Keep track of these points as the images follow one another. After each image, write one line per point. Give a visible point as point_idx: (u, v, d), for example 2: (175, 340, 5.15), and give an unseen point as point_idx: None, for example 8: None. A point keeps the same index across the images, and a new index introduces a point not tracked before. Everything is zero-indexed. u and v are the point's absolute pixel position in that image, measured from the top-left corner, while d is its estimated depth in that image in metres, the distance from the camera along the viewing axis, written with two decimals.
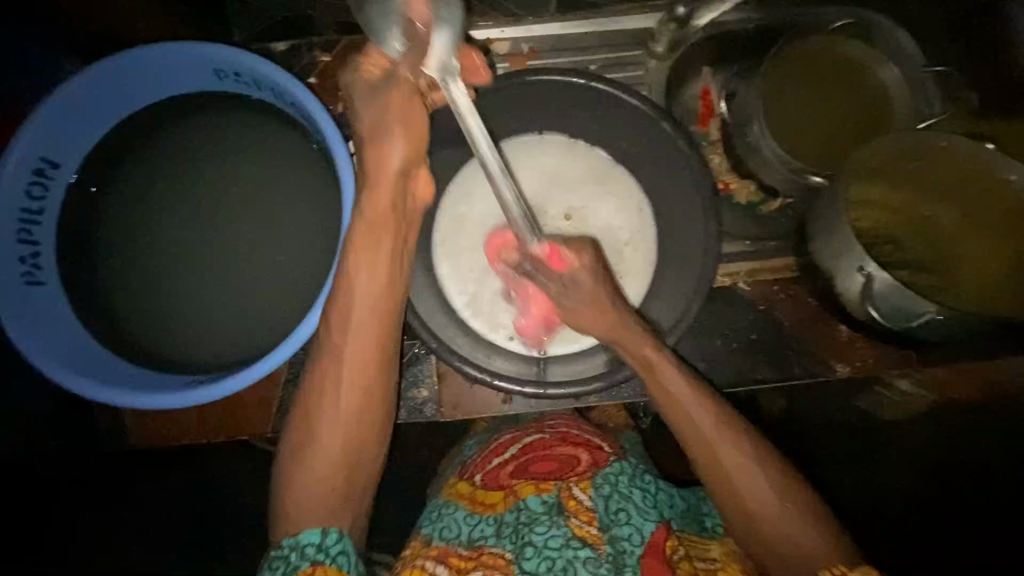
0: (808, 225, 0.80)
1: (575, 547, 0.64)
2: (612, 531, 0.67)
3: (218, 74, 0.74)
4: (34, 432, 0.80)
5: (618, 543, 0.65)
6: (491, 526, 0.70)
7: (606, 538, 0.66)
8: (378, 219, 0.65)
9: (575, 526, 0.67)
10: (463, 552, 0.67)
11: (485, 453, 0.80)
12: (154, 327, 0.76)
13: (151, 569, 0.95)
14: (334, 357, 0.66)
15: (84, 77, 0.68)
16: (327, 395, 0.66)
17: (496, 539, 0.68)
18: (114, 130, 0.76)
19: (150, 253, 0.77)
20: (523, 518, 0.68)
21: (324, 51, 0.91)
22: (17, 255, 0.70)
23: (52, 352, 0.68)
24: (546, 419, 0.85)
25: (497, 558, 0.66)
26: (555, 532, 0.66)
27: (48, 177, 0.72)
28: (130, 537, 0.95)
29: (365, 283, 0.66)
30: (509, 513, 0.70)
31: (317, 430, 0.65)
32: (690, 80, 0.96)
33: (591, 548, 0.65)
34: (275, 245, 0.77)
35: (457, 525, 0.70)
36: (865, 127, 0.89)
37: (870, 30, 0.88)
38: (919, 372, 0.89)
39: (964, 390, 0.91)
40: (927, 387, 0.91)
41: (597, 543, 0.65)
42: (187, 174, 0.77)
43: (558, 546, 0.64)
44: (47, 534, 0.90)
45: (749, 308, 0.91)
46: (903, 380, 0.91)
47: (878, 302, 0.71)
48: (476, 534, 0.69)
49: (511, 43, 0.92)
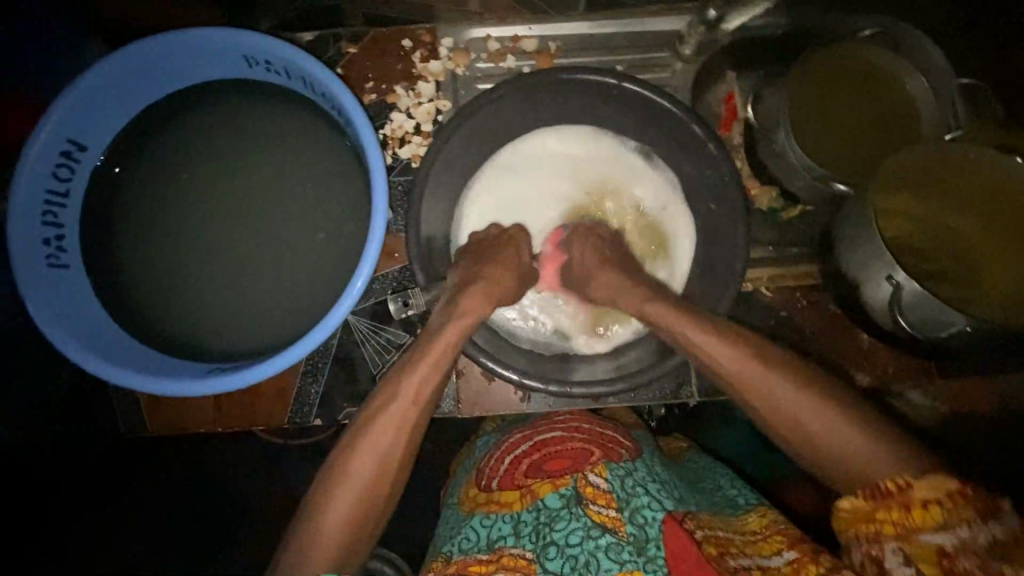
0: (835, 232, 0.79)
1: (596, 537, 0.64)
2: (632, 503, 0.67)
3: (249, 62, 0.74)
4: (34, 432, 0.80)
5: (639, 513, 0.66)
6: (509, 525, 0.69)
7: (626, 515, 0.66)
8: (483, 294, 0.73)
9: (594, 512, 0.66)
10: (482, 557, 0.66)
11: (495, 453, 0.78)
12: (177, 314, 0.76)
13: (150, 570, 0.93)
14: (400, 393, 0.67)
15: (116, 58, 0.68)
16: (379, 432, 0.65)
17: (515, 539, 0.67)
18: (140, 113, 0.76)
19: (174, 240, 0.77)
20: (543, 518, 0.68)
21: (351, 43, 0.90)
22: (42, 237, 0.69)
23: (75, 335, 0.67)
24: (556, 416, 0.84)
25: (517, 559, 0.65)
26: (575, 526, 0.66)
27: (74, 160, 0.72)
28: (130, 537, 0.93)
29: (433, 355, 0.69)
30: (528, 512, 0.69)
31: (355, 463, 0.63)
32: (715, 83, 0.96)
33: (612, 534, 0.64)
34: (301, 236, 0.77)
35: (475, 533, 0.69)
36: (892, 137, 0.88)
37: (897, 40, 0.87)
38: (929, 384, 0.91)
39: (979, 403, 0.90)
40: (941, 399, 0.90)
41: (617, 526, 0.65)
42: (212, 160, 0.77)
43: (579, 539, 0.64)
44: (47, 534, 0.87)
45: (769, 313, 0.91)
46: (915, 393, 0.90)
47: (906, 311, 0.71)
48: (494, 535, 0.69)
49: (538, 40, 0.92)
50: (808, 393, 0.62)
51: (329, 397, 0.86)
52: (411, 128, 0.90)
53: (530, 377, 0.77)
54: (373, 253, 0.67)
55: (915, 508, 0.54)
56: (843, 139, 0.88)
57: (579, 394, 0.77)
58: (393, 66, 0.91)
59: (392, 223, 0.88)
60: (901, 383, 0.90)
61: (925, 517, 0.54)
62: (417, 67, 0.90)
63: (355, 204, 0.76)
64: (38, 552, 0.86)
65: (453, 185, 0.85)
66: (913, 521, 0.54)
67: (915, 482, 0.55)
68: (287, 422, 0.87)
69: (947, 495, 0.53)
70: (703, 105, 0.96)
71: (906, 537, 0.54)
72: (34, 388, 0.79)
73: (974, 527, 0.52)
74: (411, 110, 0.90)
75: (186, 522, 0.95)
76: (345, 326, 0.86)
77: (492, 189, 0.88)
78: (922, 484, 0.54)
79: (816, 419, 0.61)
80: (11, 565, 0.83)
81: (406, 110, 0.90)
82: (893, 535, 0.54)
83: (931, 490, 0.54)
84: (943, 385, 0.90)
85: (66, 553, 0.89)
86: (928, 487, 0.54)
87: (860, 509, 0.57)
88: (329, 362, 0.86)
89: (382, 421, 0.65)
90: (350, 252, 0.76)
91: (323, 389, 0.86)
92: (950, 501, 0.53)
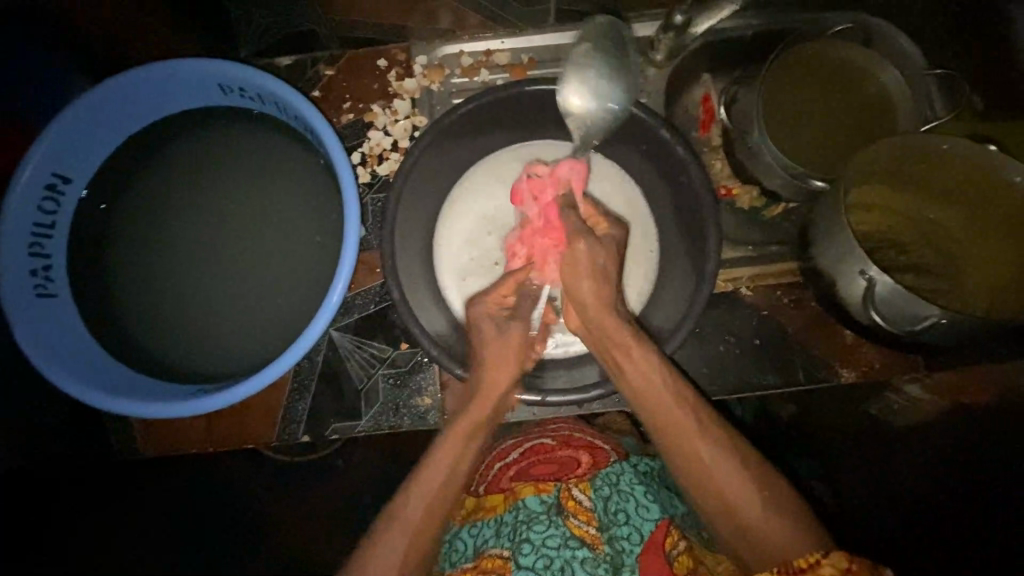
0: (810, 229, 0.79)
1: (573, 547, 0.66)
2: (611, 531, 0.67)
3: (224, 89, 0.76)
4: (35, 432, 0.78)
5: (617, 542, 0.66)
6: (491, 529, 0.70)
7: (605, 537, 0.67)
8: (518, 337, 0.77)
9: (574, 526, 0.68)
10: (468, 565, 0.68)
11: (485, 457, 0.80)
12: (163, 336, 0.77)
13: (151, 568, 0.98)
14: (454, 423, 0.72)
15: (95, 93, 0.71)
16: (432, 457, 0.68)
17: (496, 539, 0.69)
18: (123, 144, 0.78)
19: (159, 264, 0.79)
20: (522, 516, 0.69)
21: (328, 65, 0.92)
22: (29, 267, 0.71)
23: (62, 362, 0.69)
24: (550, 424, 0.85)
25: (495, 559, 0.67)
26: (553, 532, 0.67)
27: (60, 192, 0.74)
28: (130, 538, 0.97)
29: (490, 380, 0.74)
30: (509, 513, 0.70)
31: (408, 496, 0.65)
32: (691, 86, 0.98)
33: (589, 548, 0.66)
34: (281, 258, 0.78)
35: (462, 538, 0.71)
36: (869, 130, 0.88)
37: (870, 34, 0.89)
38: (925, 376, 0.91)
39: (976, 398, 0.90)
40: (937, 392, 0.91)
41: (595, 543, 0.67)
42: (193, 186, 0.79)
43: (557, 545, 0.67)
44: (47, 535, 0.88)
45: (752, 314, 0.91)
46: (913, 386, 0.91)
47: (879, 305, 0.70)
48: (479, 542, 0.70)
49: (511, 54, 0.93)
50: (725, 460, 0.64)
51: (316, 413, 0.86)
52: (388, 146, 0.91)
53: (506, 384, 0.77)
54: (347, 266, 0.68)
55: None
56: (818, 135, 0.88)
57: (554, 402, 0.77)
58: (370, 85, 0.92)
59: (371, 239, 0.90)
60: (900, 377, 0.90)
61: None
62: (394, 86, 0.92)
63: (327, 225, 0.78)
64: (38, 553, 0.88)
65: (429, 202, 0.86)
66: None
67: (825, 561, 0.53)
68: (275, 440, 0.87)
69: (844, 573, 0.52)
70: (678, 109, 0.98)
71: None
72: (35, 388, 0.78)
73: None
74: (388, 128, 0.92)
75: (185, 522, 0.99)
76: (330, 343, 0.87)
77: (476, 198, 0.90)
78: (827, 562, 0.53)
79: (737, 491, 0.63)
80: (11, 565, 0.85)
81: (383, 128, 0.92)
82: None
83: (833, 569, 0.52)
84: (938, 379, 0.91)
85: (66, 554, 0.91)
86: (834, 565, 0.53)
87: None
88: (315, 379, 0.87)
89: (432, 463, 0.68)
90: (328, 272, 0.77)
91: (310, 406, 0.87)
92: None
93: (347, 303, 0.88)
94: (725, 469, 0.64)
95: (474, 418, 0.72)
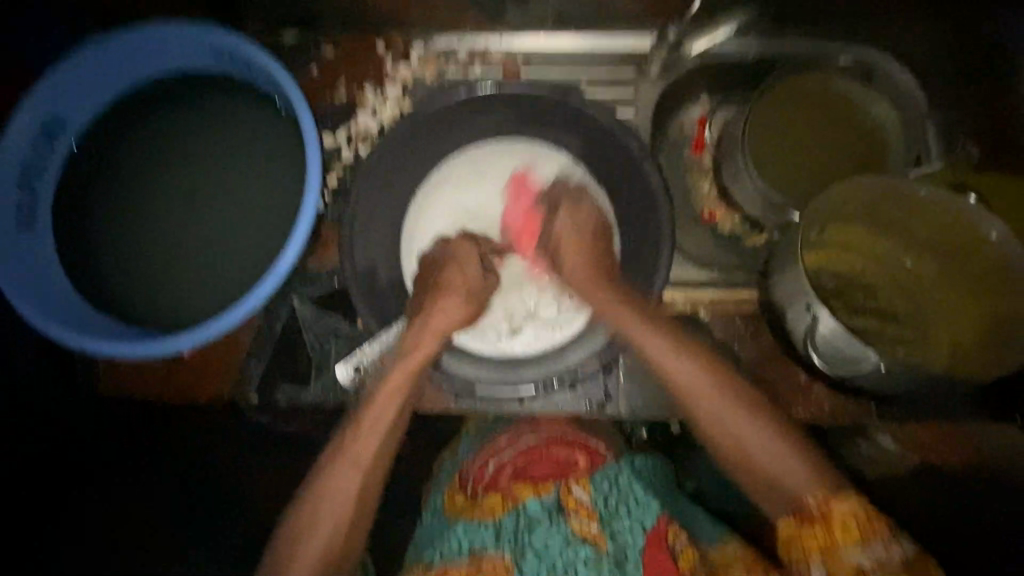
0: (773, 261, 0.76)
1: (575, 545, 0.70)
2: (612, 525, 0.71)
3: (217, 56, 0.80)
4: None
5: (618, 536, 0.70)
6: (491, 532, 0.72)
7: (607, 533, 0.71)
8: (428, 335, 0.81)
9: (575, 524, 0.72)
10: (464, 564, 0.69)
11: (477, 459, 0.81)
12: (130, 281, 0.81)
13: None
14: (356, 424, 0.77)
15: (98, 45, 0.75)
16: (342, 466, 0.74)
17: (496, 544, 0.71)
18: (118, 98, 0.82)
19: (135, 214, 0.82)
20: (523, 521, 0.72)
21: (329, 44, 0.94)
22: (14, 200, 0.76)
23: (30, 291, 0.73)
24: (542, 418, 0.85)
25: (497, 564, 0.69)
26: (555, 532, 0.71)
27: (54, 134, 0.78)
28: None
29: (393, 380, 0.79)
30: (508, 517, 0.73)
31: (322, 504, 0.73)
32: (689, 103, 0.95)
33: (591, 546, 0.70)
34: (253, 218, 0.82)
35: (457, 539, 0.72)
36: (856, 165, 0.86)
37: (872, 69, 0.88)
38: (898, 427, 0.86)
39: (949, 455, 0.86)
40: (907, 445, 0.86)
41: (597, 539, 0.70)
42: (178, 144, 0.83)
43: (559, 546, 0.70)
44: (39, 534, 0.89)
45: (707, 336, 0.89)
46: (885, 436, 0.86)
47: (819, 344, 0.71)
48: (476, 542, 0.71)
49: (505, 53, 0.94)
50: (790, 464, 0.71)
51: (268, 377, 0.89)
52: (372, 129, 0.93)
53: (436, 374, 0.84)
54: (302, 236, 0.73)
55: (836, 527, 0.66)
56: (800, 165, 0.87)
57: None
58: (366, 69, 0.94)
59: (331, 215, 0.91)
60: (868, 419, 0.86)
61: (847, 535, 0.65)
62: (389, 72, 0.94)
63: (296, 192, 0.81)
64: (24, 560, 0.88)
65: (401, 186, 0.89)
66: (832, 537, 0.65)
67: (834, 504, 0.67)
68: (229, 395, 0.91)
69: (861, 516, 0.66)
70: (673, 125, 0.95)
71: (831, 553, 0.65)
72: None
73: (885, 544, 0.64)
74: (377, 111, 0.93)
75: None
76: (290, 311, 0.90)
77: (459, 189, 0.91)
78: (841, 508, 0.66)
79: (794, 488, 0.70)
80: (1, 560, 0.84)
81: (372, 110, 0.94)
82: (820, 550, 0.65)
83: (848, 512, 0.66)
84: (909, 431, 0.86)
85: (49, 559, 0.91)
86: (849, 509, 0.66)
87: (795, 529, 0.68)
88: (271, 343, 0.90)
89: (349, 462, 0.74)
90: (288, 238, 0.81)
91: (263, 368, 0.90)
92: (865, 521, 0.65)
93: (310, 275, 0.90)
94: (791, 474, 0.70)
95: (390, 410, 0.78)
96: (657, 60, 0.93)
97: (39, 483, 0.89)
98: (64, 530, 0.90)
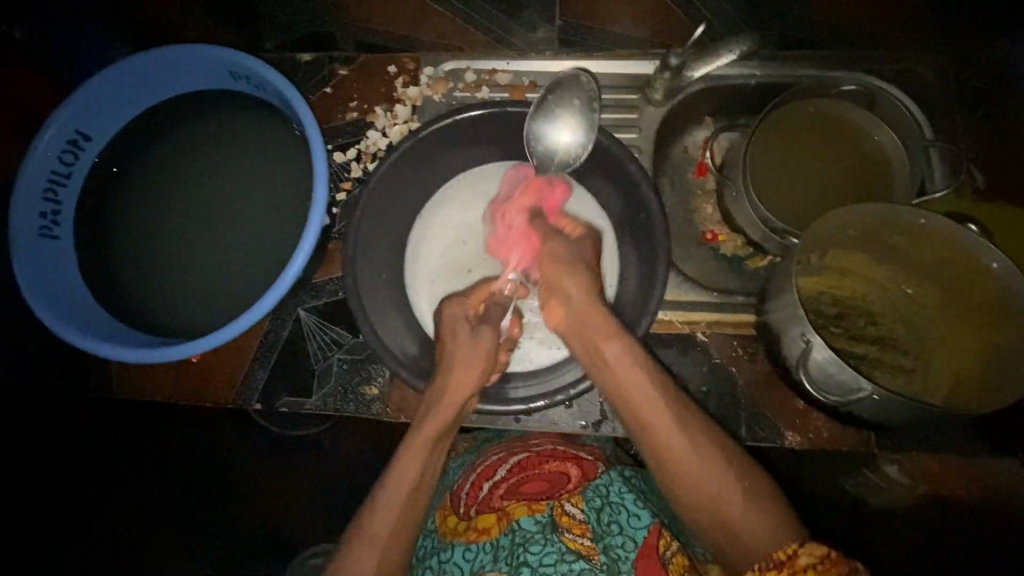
0: (769, 287, 0.77)
1: (570, 562, 0.64)
2: (606, 540, 0.66)
3: (232, 75, 0.84)
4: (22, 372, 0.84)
5: (613, 550, 0.65)
6: (487, 554, 0.68)
7: (600, 547, 0.66)
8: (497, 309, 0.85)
9: (569, 540, 0.67)
10: None
11: (470, 478, 0.78)
12: (141, 288, 0.85)
13: None
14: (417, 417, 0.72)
15: (121, 65, 0.80)
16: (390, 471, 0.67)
17: (493, 564, 0.67)
18: (141, 115, 0.87)
19: (151, 225, 0.86)
20: (518, 538, 0.67)
21: (342, 65, 0.99)
22: (40, 210, 0.80)
23: (50, 298, 0.77)
24: (530, 440, 0.85)
25: None
26: (549, 550, 0.65)
27: (81, 148, 0.83)
28: None
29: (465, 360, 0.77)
30: (503, 536, 0.69)
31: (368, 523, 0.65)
32: (692, 128, 0.99)
33: (585, 560, 0.64)
34: (260, 230, 0.85)
35: (456, 565, 0.69)
36: (859, 192, 0.86)
37: (875, 98, 0.89)
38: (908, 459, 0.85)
39: (960, 486, 0.85)
40: (917, 476, 0.86)
41: (591, 554, 0.65)
42: (195, 159, 0.87)
43: (553, 562, 0.64)
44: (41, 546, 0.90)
45: (703, 360, 0.89)
46: (893, 467, 0.87)
47: (812, 370, 0.69)
48: (475, 565, 0.68)
49: (513, 75, 0.97)
50: (729, 481, 0.62)
51: (271, 386, 0.92)
52: (382, 146, 0.96)
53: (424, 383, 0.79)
54: (303, 252, 0.75)
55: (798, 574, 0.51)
56: (801, 190, 0.87)
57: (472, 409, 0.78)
58: (377, 89, 0.98)
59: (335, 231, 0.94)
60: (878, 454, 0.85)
61: None
62: (398, 92, 0.98)
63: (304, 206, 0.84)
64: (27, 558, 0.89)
65: (410, 201, 0.92)
66: None
67: (802, 551, 0.54)
68: (229, 401, 0.93)
69: (822, 560, 0.52)
70: (675, 148, 0.99)
71: None
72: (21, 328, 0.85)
73: None
74: (386, 130, 0.97)
75: None
76: (297, 322, 0.93)
77: (466, 208, 0.95)
78: (804, 550, 0.54)
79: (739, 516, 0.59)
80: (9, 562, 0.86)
81: (382, 129, 0.97)
82: None
83: (811, 555, 0.53)
84: (920, 464, 0.85)
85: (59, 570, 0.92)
86: (812, 553, 0.53)
87: None
88: (276, 352, 0.93)
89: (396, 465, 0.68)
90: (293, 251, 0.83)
91: (266, 377, 0.92)
92: (823, 564, 0.52)
93: (317, 286, 0.94)
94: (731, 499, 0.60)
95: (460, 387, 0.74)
96: (659, 85, 0.91)
97: (38, 484, 0.87)
98: (63, 531, 0.92)
